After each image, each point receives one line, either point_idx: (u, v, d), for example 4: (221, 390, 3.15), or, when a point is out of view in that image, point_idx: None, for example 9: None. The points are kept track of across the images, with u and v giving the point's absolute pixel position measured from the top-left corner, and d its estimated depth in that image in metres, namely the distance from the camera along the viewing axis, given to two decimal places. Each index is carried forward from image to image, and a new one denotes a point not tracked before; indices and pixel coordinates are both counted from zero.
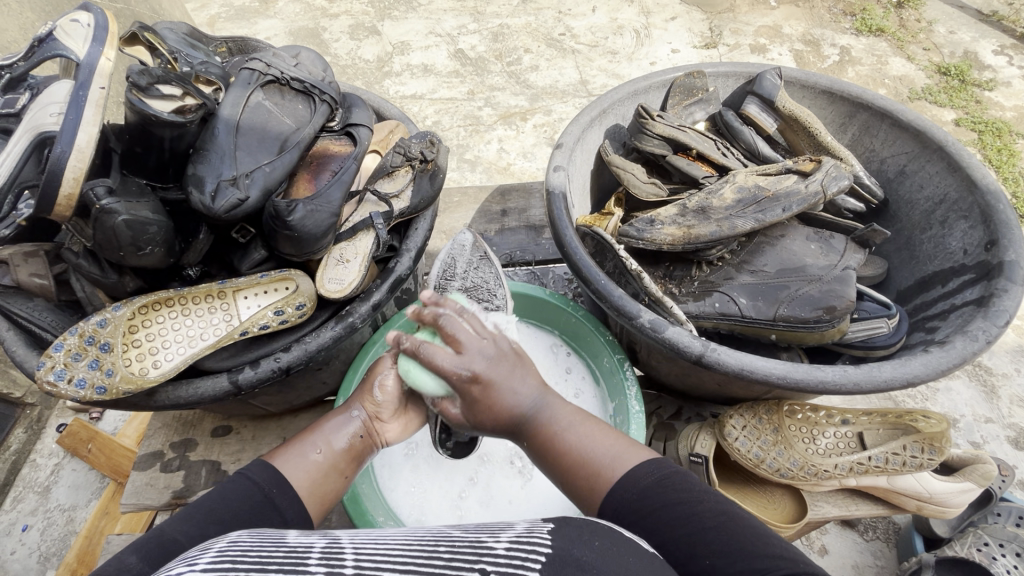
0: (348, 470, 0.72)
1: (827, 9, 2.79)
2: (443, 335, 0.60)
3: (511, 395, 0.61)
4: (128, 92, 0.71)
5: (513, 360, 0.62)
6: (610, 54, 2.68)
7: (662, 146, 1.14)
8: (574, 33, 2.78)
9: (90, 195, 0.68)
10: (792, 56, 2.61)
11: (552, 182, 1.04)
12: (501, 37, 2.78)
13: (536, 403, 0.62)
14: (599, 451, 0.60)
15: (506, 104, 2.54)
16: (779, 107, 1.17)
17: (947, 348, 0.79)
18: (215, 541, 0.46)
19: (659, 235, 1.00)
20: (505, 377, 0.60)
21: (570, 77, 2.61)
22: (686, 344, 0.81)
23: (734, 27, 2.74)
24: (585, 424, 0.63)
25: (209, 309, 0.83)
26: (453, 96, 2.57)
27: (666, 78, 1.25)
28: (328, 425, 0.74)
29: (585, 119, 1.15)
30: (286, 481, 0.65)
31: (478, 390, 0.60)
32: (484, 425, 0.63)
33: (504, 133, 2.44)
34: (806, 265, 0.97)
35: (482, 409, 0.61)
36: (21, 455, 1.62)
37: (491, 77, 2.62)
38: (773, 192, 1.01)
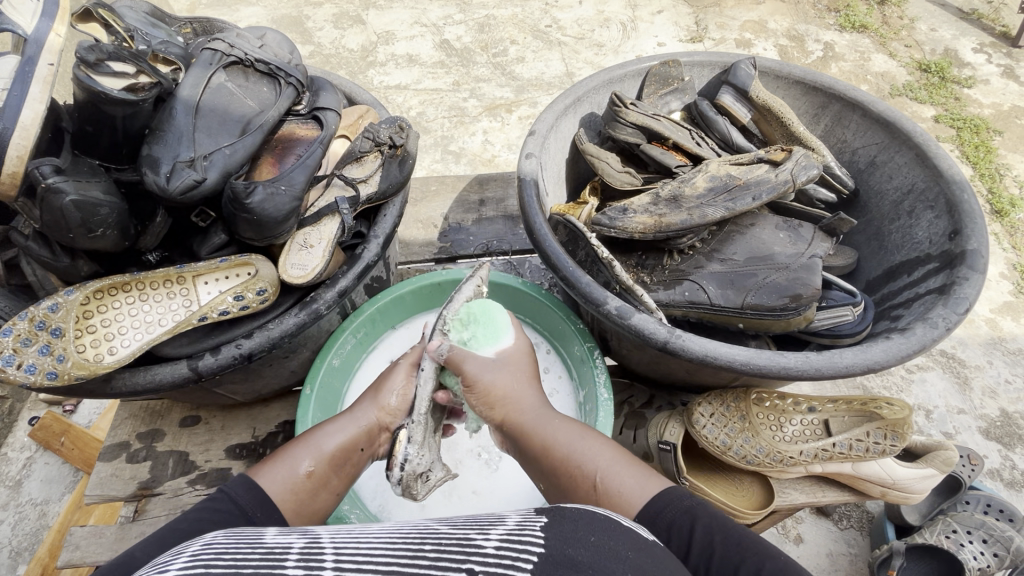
0: (340, 471, 0.73)
1: (813, 5, 2.82)
2: (506, 313, 0.82)
3: (524, 395, 0.74)
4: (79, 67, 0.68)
5: (524, 374, 0.76)
6: (596, 46, 2.67)
7: (636, 134, 1.14)
8: (560, 25, 2.77)
9: (36, 174, 0.65)
10: (776, 51, 2.63)
11: (524, 169, 1.03)
12: (486, 28, 2.76)
13: (535, 418, 0.72)
14: (622, 482, 0.64)
15: (491, 96, 2.53)
16: (753, 97, 1.18)
17: (907, 335, 0.80)
18: (189, 544, 0.45)
19: (631, 224, 1.00)
20: (529, 398, 0.74)
21: (556, 69, 2.60)
22: (651, 331, 0.81)
23: (720, 21, 2.75)
24: (593, 439, 0.69)
25: (168, 295, 0.81)
26: (438, 87, 2.55)
27: (643, 66, 1.24)
28: (328, 430, 0.75)
29: (560, 106, 1.14)
30: (269, 500, 0.65)
31: (488, 396, 0.73)
32: (498, 412, 0.73)
33: (489, 124, 2.43)
34: (774, 254, 0.98)
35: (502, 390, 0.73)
36: None
37: (477, 68, 2.61)
38: (745, 180, 1.02)
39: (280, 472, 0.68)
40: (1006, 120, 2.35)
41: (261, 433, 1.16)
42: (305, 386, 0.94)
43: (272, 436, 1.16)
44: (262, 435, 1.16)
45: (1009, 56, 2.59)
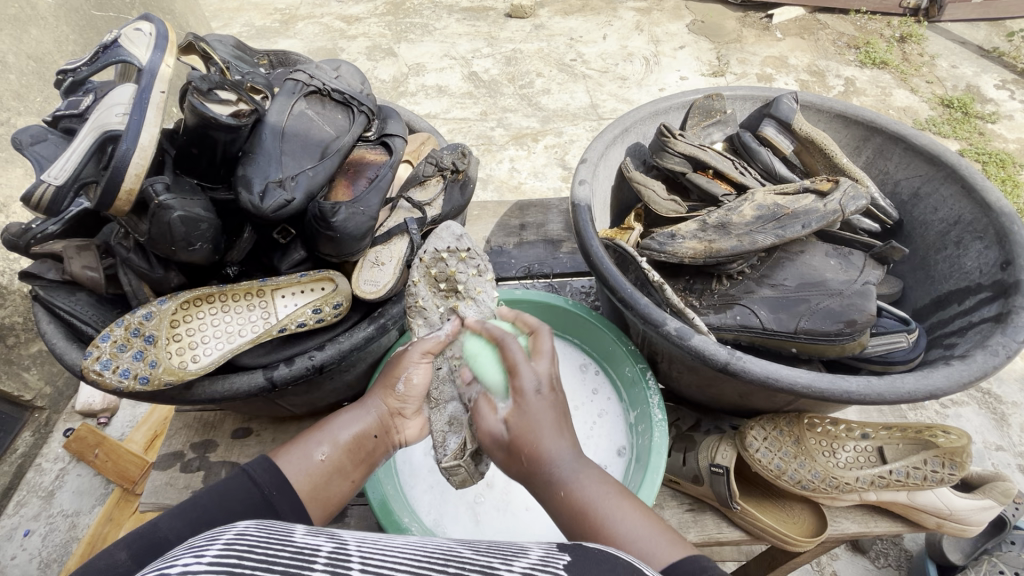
0: (350, 456, 0.74)
1: (833, 43, 3.19)
2: (507, 352, 0.68)
3: (548, 442, 0.62)
4: (194, 95, 0.74)
5: (554, 402, 0.65)
6: None
7: (683, 163, 1.18)
8: None
9: (149, 191, 0.71)
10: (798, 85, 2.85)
11: (577, 195, 1.07)
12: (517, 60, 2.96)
13: (569, 464, 0.61)
14: (641, 540, 0.55)
15: None
16: (796, 129, 1.21)
17: (968, 361, 0.80)
18: (222, 528, 0.43)
19: (680, 248, 1.04)
20: (546, 422, 0.63)
21: None
22: (712, 351, 0.83)
23: (741, 58, 2.89)
24: (622, 501, 0.59)
25: (247, 306, 0.85)
26: None
27: (687, 99, 1.29)
28: (343, 416, 0.77)
29: (609, 136, 1.19)
30: (282, 475, 0.67)
31: (520, 424, 0.64)
32: (518, 461, 0.64)
33: None
34: (826, 280, 0.99)
35: (519, 436, 0.63)
36: (26, 459, 1.63)
37: None
38: (793, 210, 1.05)
39: (294, 449, 0.71)
40: None
41: None
42: None
43: None
44: None
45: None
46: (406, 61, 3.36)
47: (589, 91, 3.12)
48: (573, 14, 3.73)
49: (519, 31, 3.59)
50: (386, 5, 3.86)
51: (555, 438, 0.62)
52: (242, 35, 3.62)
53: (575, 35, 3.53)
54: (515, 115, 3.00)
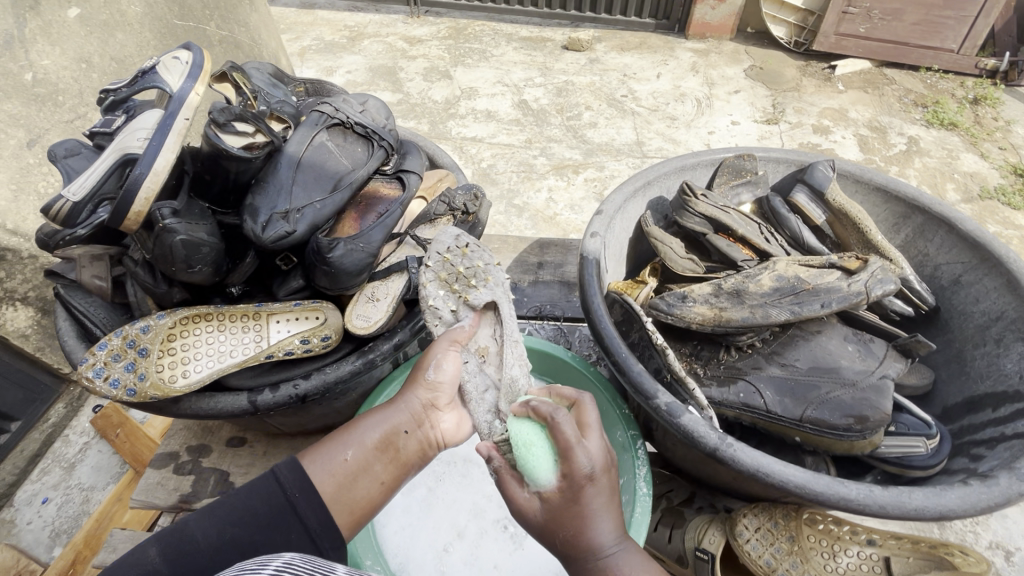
0: (377, 456, 0.75)
1: (899, 99, 3.20)
2: (558, 429, 0.62)
3: (595, 528, 0.59)
4: (210, 127, 0.78)
5: (608, 484, 0.62)
6: (669, 119, 3.16)
7: (703, 225, 1.15)
8: (636, 96, 3.34)
9: (156, 215, 0.74)
10: (855, 139, 2.93)
11: (587, 247, 1.05)
12: (564, 94, 3.36)
13: (613, 546, 0.59)
14: None
15: (561, 155, 2.96)
16: (829, 200, 1.15)
17: (989, 483, 0.73)
18: (270, 555, 0.48)
19: (689, 313, 1.00)
20: (599, 505, 0.61)
21: (626, 137, 3.06)
22: (702, 434, 0.78)
23: (798, 107, 3.12)
24: None
25: (242, 328, 0.86)
26: (512, 143, 3.04)
27: (717, 157, 1.26)
28: (374, 416, 0.78)
29: (630, 189, 1.16)
30: (307, 475, 0.70)
31: (575, 507, 0.60)
32: (561, 543, 0.61)
33: (554, 183, 2.81)
34: (841, 367, 0.92)
35: (562, 516, 0.61)
36: (55, 429, 1.70)
37: (550, 129, 3.12)
38: (814, 286, 0.99)
39: (321, 449, 0.73)
40: None
41: None
42: None
43: None
44: None
45: None
46: (459, 84, 3.45)
47: (636, 128, 3.12)
48: (629, 51, 3.76)
49: (573, 63, 3.64)
50: (448, 29, 3.99)
51: (605, 519, 0.60)
52: (311, 48, 3.82)
53: (629, 71, 3.55)
54: (559, 145, 3.02)
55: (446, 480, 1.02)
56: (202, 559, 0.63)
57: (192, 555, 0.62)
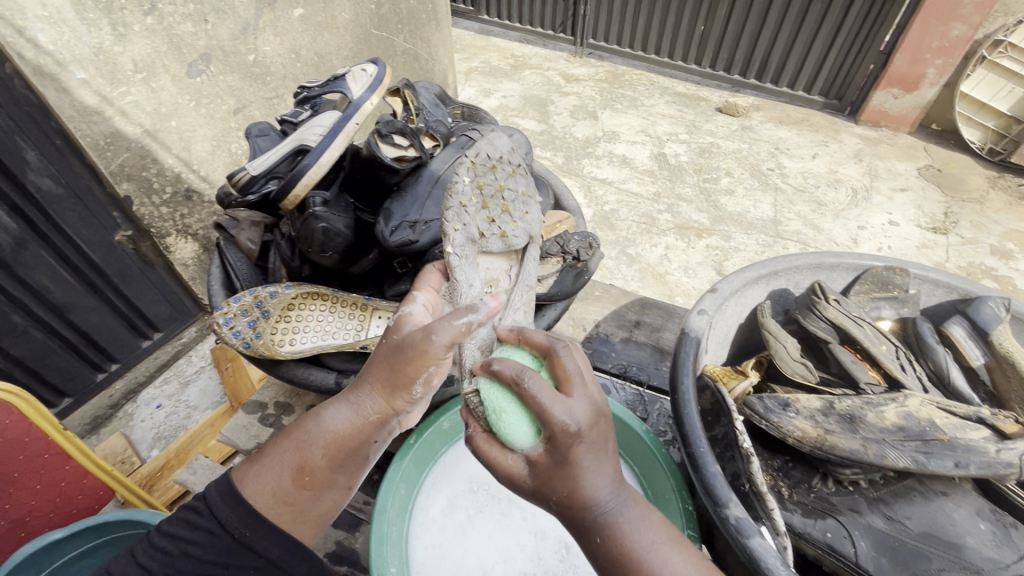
0: (333, 457, 0.72)
1: None
2: (530, 390, 0.65)
3: (587, 483, 0.64)
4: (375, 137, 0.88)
5: (601, 439, 0.66)
6: (815, 203, 2.97)
7: (829, 332, 1.04)
8: (784, 172, 3.17)
9: (310, 201, 0.84)
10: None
11: (690, 323, 1.00)
12: (706, 155, 3.29)
13: (610, 499, 0.65)
14: None
15: (687, 216, 2.89)
16: (993, 342, 0.99)
17: None
18: None
19: (788, 424, 0.91)
20: (586, 462, 0.64)
21: (763, 211, 2.91)
22: (771, 566, 0.69)
23: (976, 221, 2.89)
24: (656, 524, 0.66)
25: (348, 315, 0.94)
26: (641, 193, 3.03)
27: (862, 263, 1.13)
28: (324, 407, 0.76)
29: (753, 275, 1.09)
30: (240, 495, 0.71)
31: (563, 465, 0.64)
32: (552, 499, 0.66)
33: (673, 241, 2.74)
34: (965, 546, 0.79)
35: (548, 482, 0.66)
36: (184, 348, 2.06)
37: (683, 188, 3.05)
38: (951, 438, 0.86)
39: (270, 454, 0.73)
40: None
41: None
42: (411, 436, 1.06)
43: None
44: None
45: None
46: (603, 126, 3.52)
47: (776, 205, 2.95)
48: (788, 124, 3.58)
49: (723, 126, 3.55)
50: (606, 72, 4.10)
51: (598, 476, 0.65)
52: (477, 69, 4.13)
53: (782, 145, 3.38)
54: (688, 205, 2.94)
55: (486, 514, 1.08)
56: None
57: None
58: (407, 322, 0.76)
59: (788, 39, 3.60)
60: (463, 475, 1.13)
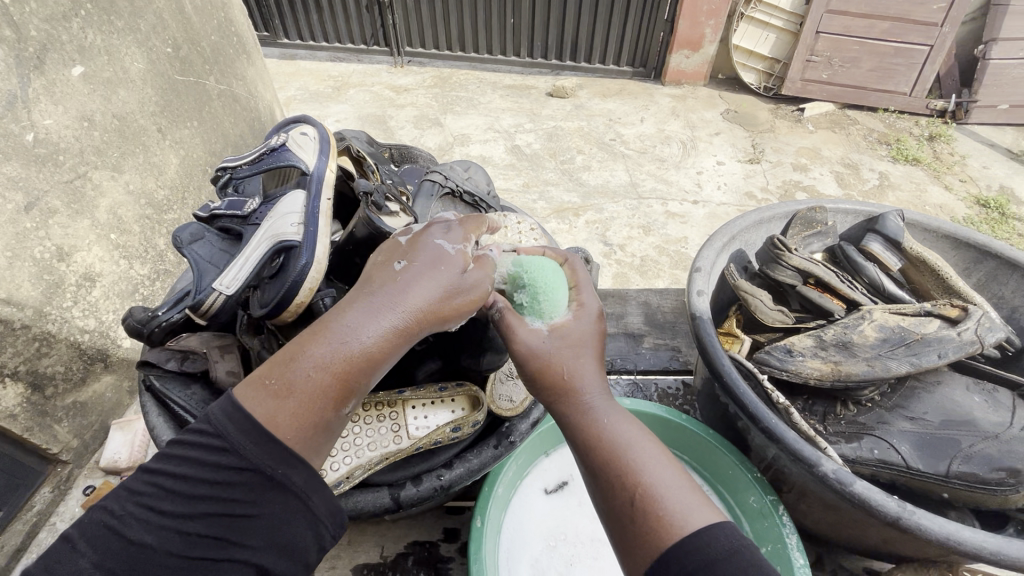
0: (369, 367, 0.66)
1: (864, 138, 3.60)
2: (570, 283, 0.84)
3: (589, 379, 0.73)
4: (370, 209, 0.90)
5: (602, 353, 0.77)
6: (658, 160, 3.33)
7: (795, 276, 1.18)
8: (624, 140, 3.49)
9: (318, 302, 0.87)
10: (832, 175, 3.27)
11: (696, 307, 1.05)
12: (555, 138, 3.47)
13: (605, 407, 0.71)
14: (679, 496, 0.64)
15: (559, 199, 3.02)
16: (906, 248, 1.21)
17: None
18: None
19: (803, 367, 1.03)
20: (593, 360, 0.75)
21: (620, 178, 3.18)
22: (881, 503, 0.80)
23: (775, 146, 3.49)
24: (659, 454, 0.68)
25: (377, 417, 0.86)
26: (511, 187, 3.09)
27: (790, 209, 1.29)
28: (352, 318, 0.67)
29: (719, 244, 1.18)
30: (269, 434, 0.62)
31: (572, 357, 0.74)
32: (549, 382, 0.73)
33: (557, 225, 2.85)
34: (975, 419, 0.96)
35: (564, 355, 0.74)
36: (40, 519, 1.42)
37: (546, 173, 3.19)
38: (923, 335, 1.02)
39: (305, 365, 0.64)
40: None
41: (390, 553, 1.10)
42: (478, 518, 0.91)
43: (402, 557, 1.09)
44: (391, 555, 1.09)
45: None
46: (451, 132, 3.50)
47: (629, 171, 3.23)
48: (612, 96, 3.92)
49: (559, 109, 3.76)
50: (433, 78, 4.06)
51: (598, 376, 0.74)
52: (296, 98, 3.79)
53: (614, 116, 3.70)
54: (556, 189, 3.07)
55: (578, 564, 0.99)
56: (156, 565, 0.58)
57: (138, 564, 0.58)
58: (460, 290, 0.73)
59: (589, 21, 3.91)
60: (539, 532, 1.02)
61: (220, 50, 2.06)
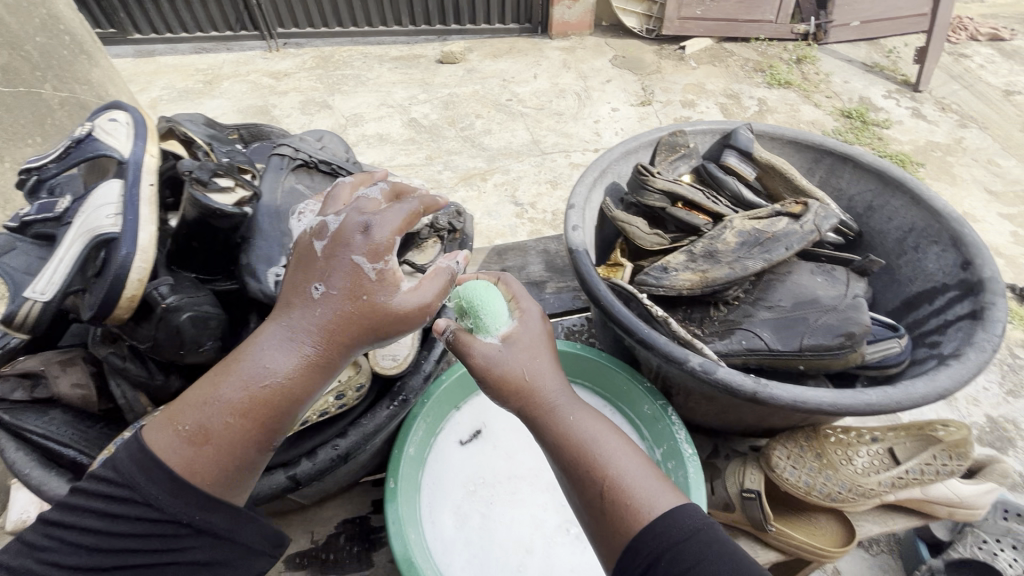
0: (283, 397, 0.74)
1: (741, 68, 3.81)
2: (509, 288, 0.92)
3: (549, 388, 0.84)
4: (195, 187, 0.92)
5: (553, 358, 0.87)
6: (556, 114, 3.36)
7: (662, 199, 1.24)
8: (520, 98, 3.48)
9: (154, 294, 0.89)
10: (716, 107, 3.46)
11: (573, 241, 1.09)
12: (451, 106, 3.41)
13: (569, 412, 0.82)
14: (643, 481, 0.76)
15: (464, 166, 3.00)
16: (756, 157, 1.32)
17: (964, 360, 0.89)
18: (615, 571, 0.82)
19: (676, 280, 1.11)
20: (547, 367, 0.85)
21: (522, 137, 3.19)
22: (739, 382, 0.89)
23: (663, 86, 3.62)
24: (619, 443, 0.81)
25: None
26: (413, 162, 3.02)
27: (654, 137, 1.36)
28: (263, 348, 0.75)
29: (589, 179, 1.22)
30: (173, 476, 0.71)
31: (526, 367, 0.83)
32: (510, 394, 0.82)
33: (466, 193, 2.85)
34: (819, 297, 1.07)
35: (525, 372, 0.83)
36: None
37: (448, 142, 3.14)
38: (773, 233, 1.12)
39: (219, 401, 0.72)
40: (922, 153, 3.29)
41: (321, 537, 1.14)
42: (390, 480, 0.98)
43: (333, 538, 1.14)
44: (321, 539, 1.14)
45: (910, 100, 3.63)
46: (343, 113, 3.34)
47: (529, 129, 3.25)
48: (503, 56, 3.87)
49: (451, 75, 3.68)
50: (314, 59, 3.83)
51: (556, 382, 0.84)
52: (165, 98, 3.46)
53: (507, 76, 3.67)
54: (460, 157, 3.04)
55: (498, 502, 1.06)
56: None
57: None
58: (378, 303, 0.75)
59: None
60: (455, 480, 1.08)
61: (48, 53, 1.84)
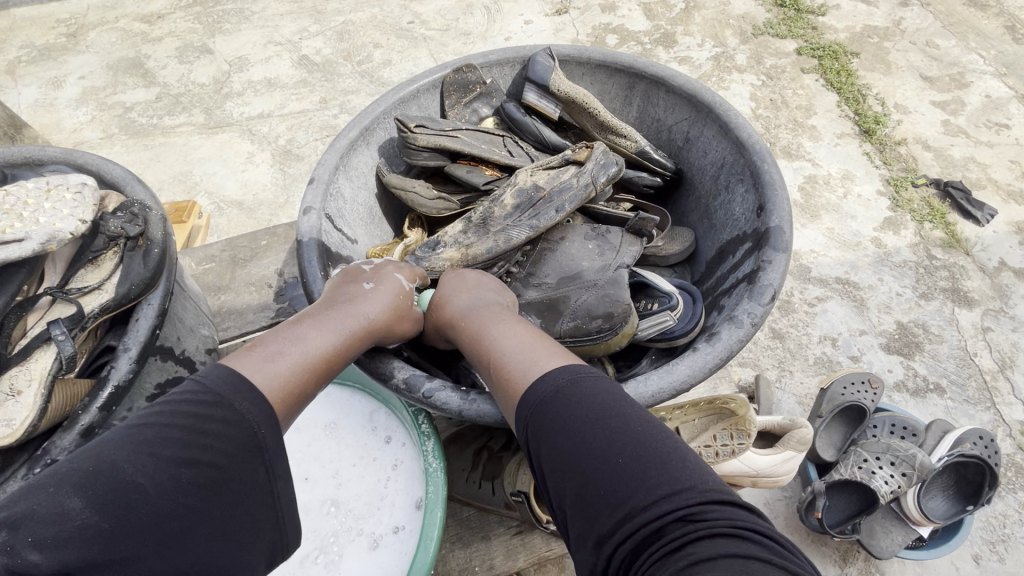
0: (327, 358, 0.86)
1: None
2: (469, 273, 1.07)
3: (473, 307, 0.94)
4: None
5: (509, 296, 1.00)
6: (463, 35, 2.98)
7: (435, 157, 1.13)
8: (423, 20, 3.07)
9: None
10: (640, 9, 3.11)
11: (302, 229, 1.00)
12: (345, 36, 3.00)
13: (502, 321, 0.90)
14: (539, 358, 0.82)
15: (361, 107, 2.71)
16: (555, 91, 1.19)
17: (716, 342, 0.90)
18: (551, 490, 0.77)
19: (439, 259, 1.07)
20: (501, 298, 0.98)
21: (425, 66, 2.86)
22: (448, 402, 0.93)
23: None
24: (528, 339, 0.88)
25: None
26: (306, 108, 2.70)
27: (434, 79, 1.22)
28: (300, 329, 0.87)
29: (346, 142, 1.10)
30: (260, 390, 0.76)
31: (466, 300, 0.95)
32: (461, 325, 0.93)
33: None
34: (582, 271, 1.04)
35: (456, 302, 0.96)
36: None
37: (343, 81, 2.81)
38: (549, 190, 1.07)
39: (283, 348, 0.83)
40: (857, 41, 2.96)
41: None
42: None
43: None
44: None
45: None
46: (224, 58, 2.94)
47: (433, 56, 2.89)
48: None
49: None
50: None
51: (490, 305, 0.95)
52: (21, 59, 2.99)
53: None
54: (357, 97, 2.73)
55: None
56: (138, 507, 0.63)
57: (143, 508, 0.63)
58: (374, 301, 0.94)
59: None
60: None
61: None
